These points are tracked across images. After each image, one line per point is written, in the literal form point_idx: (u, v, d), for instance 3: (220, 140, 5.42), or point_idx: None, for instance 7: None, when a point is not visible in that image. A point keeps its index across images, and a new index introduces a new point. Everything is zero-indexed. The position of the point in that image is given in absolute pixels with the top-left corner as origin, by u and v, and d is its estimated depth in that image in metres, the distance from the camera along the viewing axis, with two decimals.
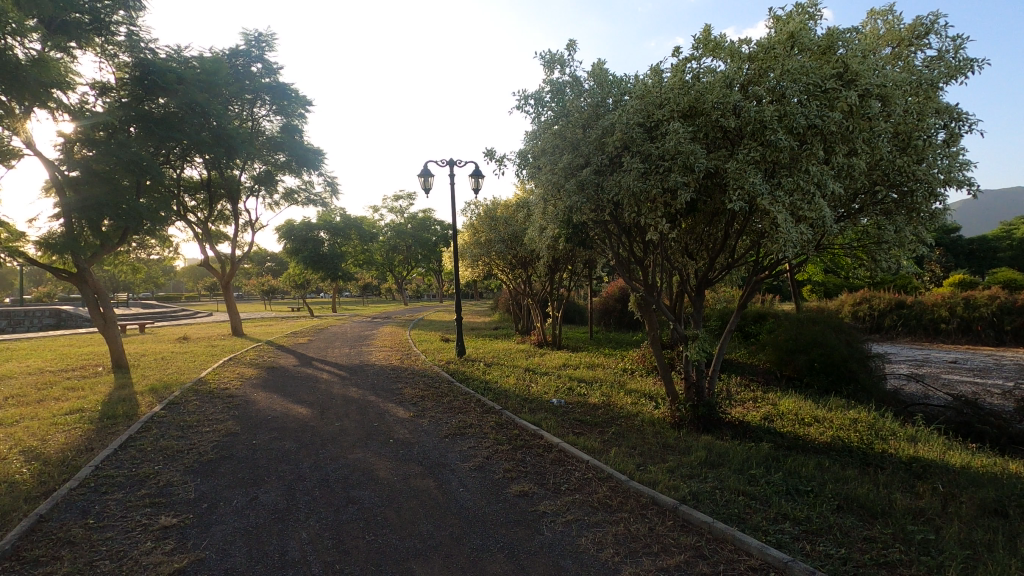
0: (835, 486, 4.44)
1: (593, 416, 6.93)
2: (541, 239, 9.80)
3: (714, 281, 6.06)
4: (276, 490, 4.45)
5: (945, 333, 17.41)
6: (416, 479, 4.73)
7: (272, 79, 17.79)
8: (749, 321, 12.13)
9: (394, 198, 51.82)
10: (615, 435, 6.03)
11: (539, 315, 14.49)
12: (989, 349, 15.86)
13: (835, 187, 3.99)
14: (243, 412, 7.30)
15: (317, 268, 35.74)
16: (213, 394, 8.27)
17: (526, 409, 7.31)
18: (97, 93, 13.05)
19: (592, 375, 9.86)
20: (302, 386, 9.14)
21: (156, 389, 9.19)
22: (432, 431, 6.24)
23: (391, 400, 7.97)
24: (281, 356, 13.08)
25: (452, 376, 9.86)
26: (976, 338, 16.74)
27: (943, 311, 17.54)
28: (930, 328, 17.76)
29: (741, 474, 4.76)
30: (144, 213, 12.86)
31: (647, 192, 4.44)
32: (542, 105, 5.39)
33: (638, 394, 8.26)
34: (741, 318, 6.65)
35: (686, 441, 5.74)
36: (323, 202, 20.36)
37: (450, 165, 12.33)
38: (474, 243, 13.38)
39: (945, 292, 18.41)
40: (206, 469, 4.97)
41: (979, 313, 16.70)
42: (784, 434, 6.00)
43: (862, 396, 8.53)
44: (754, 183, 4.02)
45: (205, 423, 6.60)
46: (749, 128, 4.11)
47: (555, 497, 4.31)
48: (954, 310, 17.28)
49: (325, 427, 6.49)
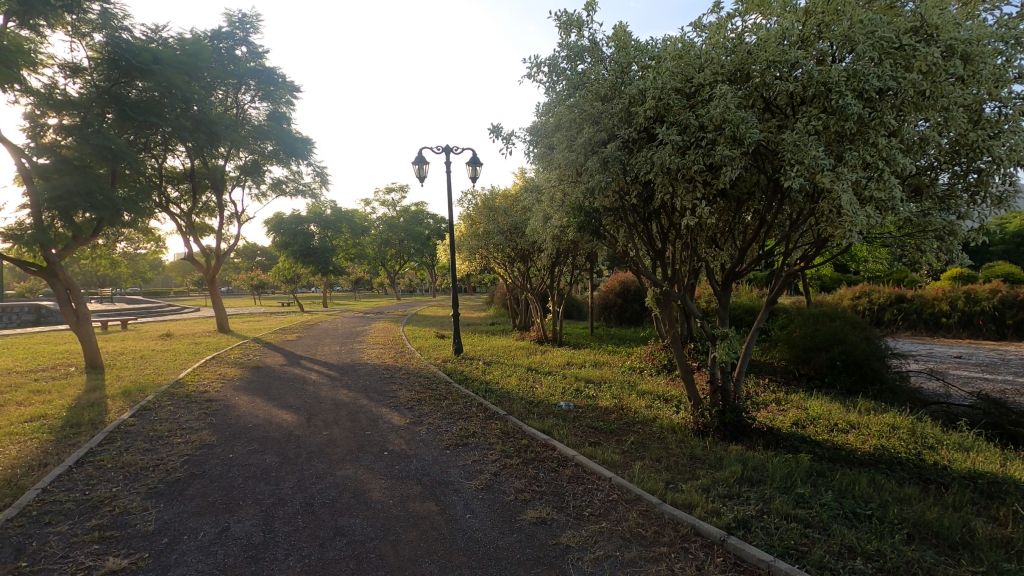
0: (899, 509, 3.86)
1: (607, 423, 6.33)
2: (544, 229, 9.18)
3: (743, 273, 5.49)
4: (252, 519, 3.81)
5: (946, 327, 17.02)
6: (415, 502, 4.11)
7: (258, 63, 16.96)
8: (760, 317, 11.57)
9: (386, 191, 50.91)
10: (635, 445, 5.43)
11: (539, 311, 13.85)
12: (993, 343, 15.45)
13: (909, 161, 3.39)
14: (222, 418, 6.64)
15: (307, 262, 34.91)
16: (190, 398, 7.59)
17: (533, 414, 6.70)
18: (69, 75, 12.26)
19: (599, 375, 9.24)
20: (289, 388, 8.46)
21: (130, 392, 8.47)
22: (430, 442, 5.62)
23: (384, 404, 7.34)
24: (268, 354, 12.40)
25: (450, 376, 9.23)
26: (977, 332, 16.38)
27: (943, 305, 17.14)
28: (931, 322, 17.35)
29: (787, 493, 4.17)
30: (123, 202, 12.03)
31: (684, 168, 3.81)
32: (558, 74, 4.74)
33: (651, 396, 7.67)
34: (769, 314, 6.03)
35: (715, 453, 5.16)
36: (312, 193, 19.62)
37: (445, 152, 11.67)
38: (471, 235, 12.70)
39: (945, 286, 18.03)
40: (173, 491, 4.32)
41: (980, 306, 16.33)
42: (820, 443, 5.43)
43: (887, 397, 7.98)
44: (817, 156, 3.41)
45: (177, 433, 5.92)
46: (809, 92, 3.49)
47: (578, 525, 3.71)
48: (955, 304, 16.88)
49: (312, 437, 5.84)
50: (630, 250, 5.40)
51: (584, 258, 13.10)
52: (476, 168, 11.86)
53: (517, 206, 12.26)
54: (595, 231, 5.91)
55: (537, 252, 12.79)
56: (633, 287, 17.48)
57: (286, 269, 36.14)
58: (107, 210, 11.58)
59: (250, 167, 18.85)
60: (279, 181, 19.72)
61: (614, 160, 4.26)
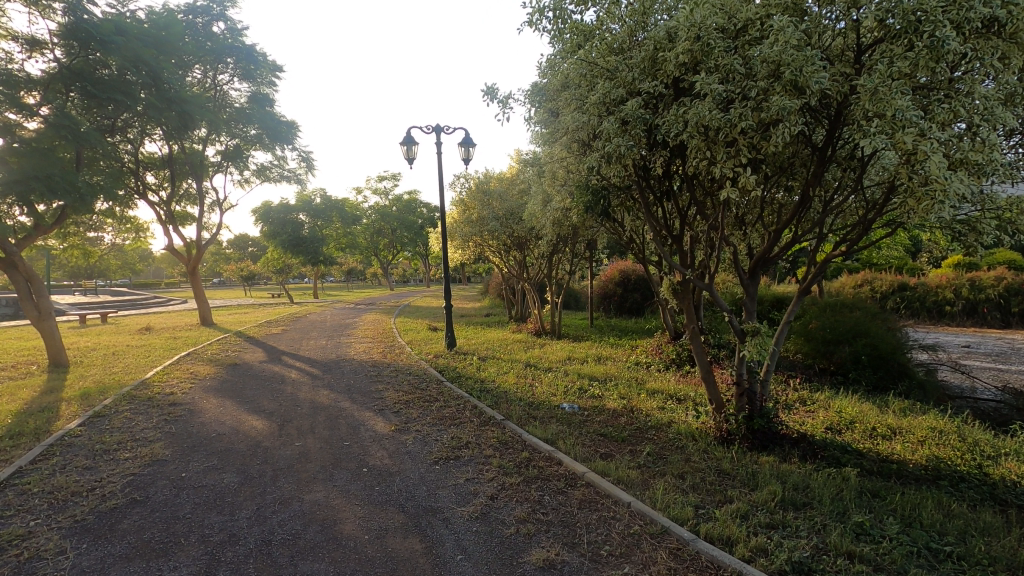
0: (985, 545, 3.17)
1: (617, 429, 5.63)
2: (544, 212, 8.41)
3: (776, 258, 4.78)
4: (192, 565, 3.08)
5: (950, 316, 16.40)
6: (395, 538, 3.39)
7: (238, 40, 15.99)
8: (771, 307, 10.91)
9: (378, 179, 49.81)
10: (653, 458, 4.72)
11: (536, 302, 13.10)
12: (999, 332, 14.89)
13: (1017, 112, 2.69)
14: (185, 426, 5.90)
15: (297, 253, 33.91)
16: (152, 403, 6.82)
17: (533, 419, 5.99)
18: (26, 49, 11.29)
19: (604, 372, 8.52)
20: (265, 389, 7.70)
21: (89, 394, 7.68)
22: (417, 455, 4.89)
23: (368, 407, 6.62)
24: (248, 350, 11.61)
25: (442, 374, 8.51)
26: (981, 320, 15.80)
27: (947, 293, 16.44)
28: (934, 311, 16.72)
29: (842, 522, 3.49)
30: (87, 187, 11.33)
31: (726, 126, 3.08)
32: (565, 19, 3.97)
33: (662, 396, 6.98)
34: (801, 306, 5.29)
35: (746, 467, 4.46)
36: (298, 179, 18.74)
37: (437, 131, 10.86)
38: (464, 221, 11.91)
39: (948, 273, 17.39)
40: (103, 524, 3.58)
41: (985, 294, 15.69)
42: (862, 453, 4.75)
43: (917, 395, 7.32)
44: (904, 107, 2.69)
45: (128, 446, 5.17)
46: (892, 24, 2.76)
47: (595, 569, 3.00)
48: (960, 291, 16.20)
49: (281, 450, 5.09)
50: (644, 236, 4.64)
51: (584, 245, 12.34)
52: (469, 149, 11.04)
53: (513, 190, 11.46)
54: (605, 213, 5.15)
55: (534, 240, 12.01)
56: (633, 277, 17.01)
57: (275, 259, 35.14)
58: (66, 195, 10.61)
59: (233, 152, 17.99)
60: (264, 168, 18.86)
61: (637, 121, 3.51)
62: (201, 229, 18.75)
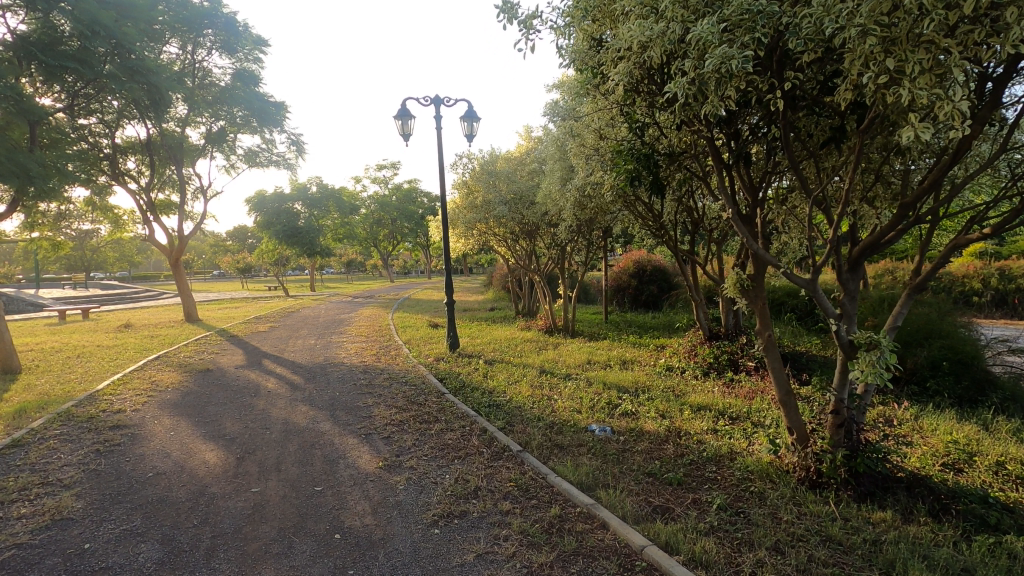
0: None
1: (667, 467, 4.39)
2: (564, 191, 7.15)
3: (892, 241, 3.57)
4: None
5: (976, 307, 15.02)
6: None
7: (219, 10, 14.62)
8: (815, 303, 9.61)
9: (377, 168, 48.38)
10: (729, 518, 3.47)
11: (547, 295, 11.83)
12: None
13: None
14: (118, 461, 4.65)
15: (292, 244, 32.59)
16: (90, 425, 5.57)
17: (557, 450, 4.74)
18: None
19: (632, 380, 7.26)
20: (232, 406, 6.45)
21: (22, 410, 6.41)
22: (410, 510, 3.65)
23: (353, 431, 5.38)
24: (227, 352, 10.38)
25: (441, 383, 7.27)
26: (1013, 312, 14.45)
27: (975, 283, 15.03)
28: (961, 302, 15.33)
29: None
30: (38, 168, 9.98)
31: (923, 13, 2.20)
32: None
33: (710, 415, 5.73)
34: (910, 308, 3.97)
35: (864, 536, 3.22)
36: (288, 164, 17.44)
37: (435, 102, 9.54)
38: (467, 206, 10.59)
39: (975, 262, 15.93)
40: None
41: (1018, 283, 14.27)
42: (1011, 511, 3.50)
43: (1015, 410, 6.06)
44: None
45: (30, 496, 3.92)
46: None
47: None
48: (989, 281, 14.76)
49: (230, 501, 3.86)
50: (721, 209, 3.46)
51: (600, 233, 11.05)
52: (472, 123, 9.71)
53: (523, 171, 10.17)
54: (661, 192, 4.13)
55: (546, 226, 10.72)
56: (648, 268, 15.80)
57: (271, 251, 33.89)
58: (11, 177, 9.31)
59: (218, 135, 16.77)
60: (252, 152, 17.60)
61: (756, 19, 2.66)
62: (184, 218, 17.46)
